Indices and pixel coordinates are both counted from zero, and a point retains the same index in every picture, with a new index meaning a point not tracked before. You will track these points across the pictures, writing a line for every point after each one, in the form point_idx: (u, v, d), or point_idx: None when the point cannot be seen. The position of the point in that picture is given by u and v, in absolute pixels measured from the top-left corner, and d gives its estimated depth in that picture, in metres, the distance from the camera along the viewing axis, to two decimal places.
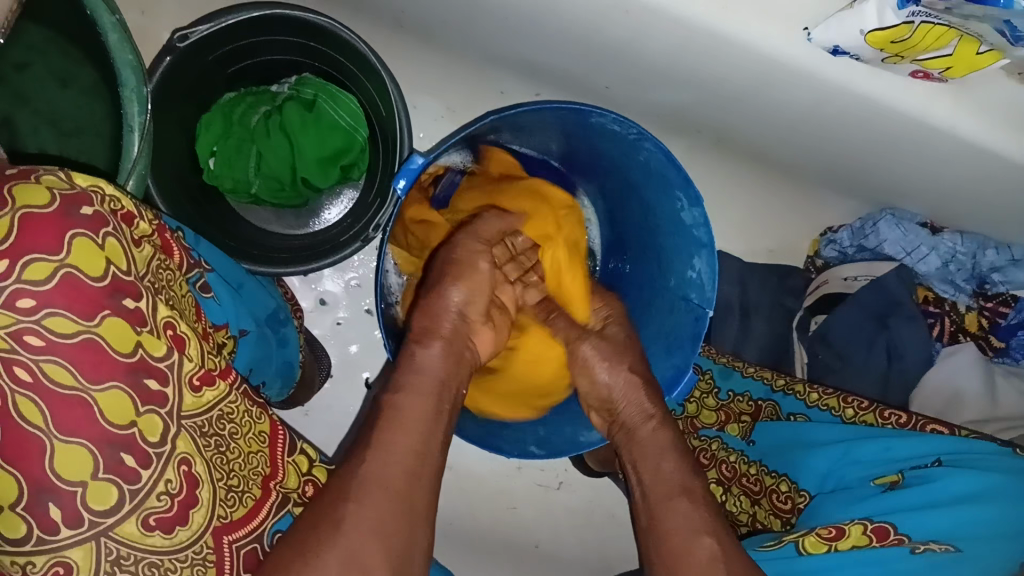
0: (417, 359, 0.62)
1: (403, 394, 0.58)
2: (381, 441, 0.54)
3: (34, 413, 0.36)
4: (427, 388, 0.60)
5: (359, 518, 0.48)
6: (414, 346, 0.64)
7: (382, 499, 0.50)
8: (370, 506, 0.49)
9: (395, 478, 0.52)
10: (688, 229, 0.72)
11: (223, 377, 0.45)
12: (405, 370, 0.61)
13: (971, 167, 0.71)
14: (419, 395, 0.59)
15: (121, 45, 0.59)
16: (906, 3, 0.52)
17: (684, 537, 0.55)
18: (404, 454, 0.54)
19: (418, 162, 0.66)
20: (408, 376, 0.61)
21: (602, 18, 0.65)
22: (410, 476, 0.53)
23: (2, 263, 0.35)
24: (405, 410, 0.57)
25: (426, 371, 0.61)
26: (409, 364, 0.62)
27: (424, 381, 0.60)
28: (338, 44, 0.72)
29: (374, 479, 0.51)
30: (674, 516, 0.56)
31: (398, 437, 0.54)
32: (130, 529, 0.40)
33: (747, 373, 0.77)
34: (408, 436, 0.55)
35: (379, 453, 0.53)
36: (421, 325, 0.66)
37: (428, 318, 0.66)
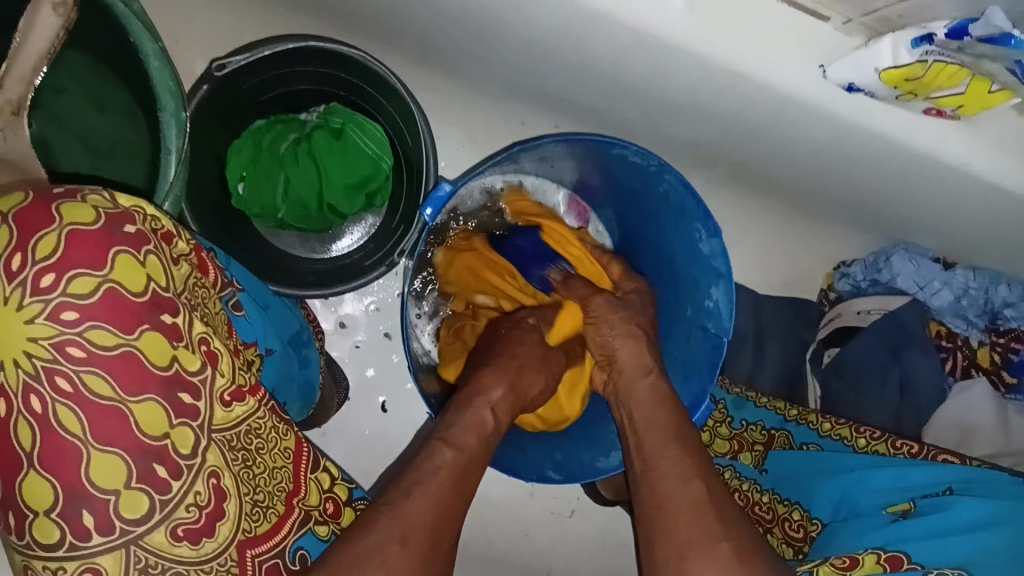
0: (480, 421, 0.62)
1: (463, 451, 0.58)
2: (427, 492, 0.53)
3: (72, 421, 0.38)
4: (474, 447, 0.60)
5: (402, 561, 0.48)
6: (482, 406, 0.63)
7: (424, 544, 0.50)
8: (414, 550, 0.49)
9: (435, 527, 0.52)
10: (705, 259, 0.73)
11: (252, 394, 0.47)
12: (462, 417, 0.62)
13: (982, 204, 0.73)
14: (473, 447, 0.60)
15: (161, 71, 0.61)
16: (920, 43, 0.54)
17: (673, 484, 0.57)
18: (446, 505, 0.54)
19: (445, 189, 0.69)
20: (463, 425, 0.61)
21: (622, 53, 0.67)
22: (450, 529, 0.53)
23: (48, 277, 0.37)
24: (463, 470, 0.57)
25: (483, 433, 0.61)
26: (473, 423, 0.62)
27: (483, 443, 0.61)
28: (368, 75, 0.74)
29: (418, 524, 0.51)
30: (672, 467, 0.58)
31: (445, 491, 0.54)
32: (158, 539, 0.41)
33: (760, 403, 0.79)
34: (458, 495, 0.55)
35: (419, 500, 0.53)
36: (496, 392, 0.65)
37: (497, 381, 0.66)
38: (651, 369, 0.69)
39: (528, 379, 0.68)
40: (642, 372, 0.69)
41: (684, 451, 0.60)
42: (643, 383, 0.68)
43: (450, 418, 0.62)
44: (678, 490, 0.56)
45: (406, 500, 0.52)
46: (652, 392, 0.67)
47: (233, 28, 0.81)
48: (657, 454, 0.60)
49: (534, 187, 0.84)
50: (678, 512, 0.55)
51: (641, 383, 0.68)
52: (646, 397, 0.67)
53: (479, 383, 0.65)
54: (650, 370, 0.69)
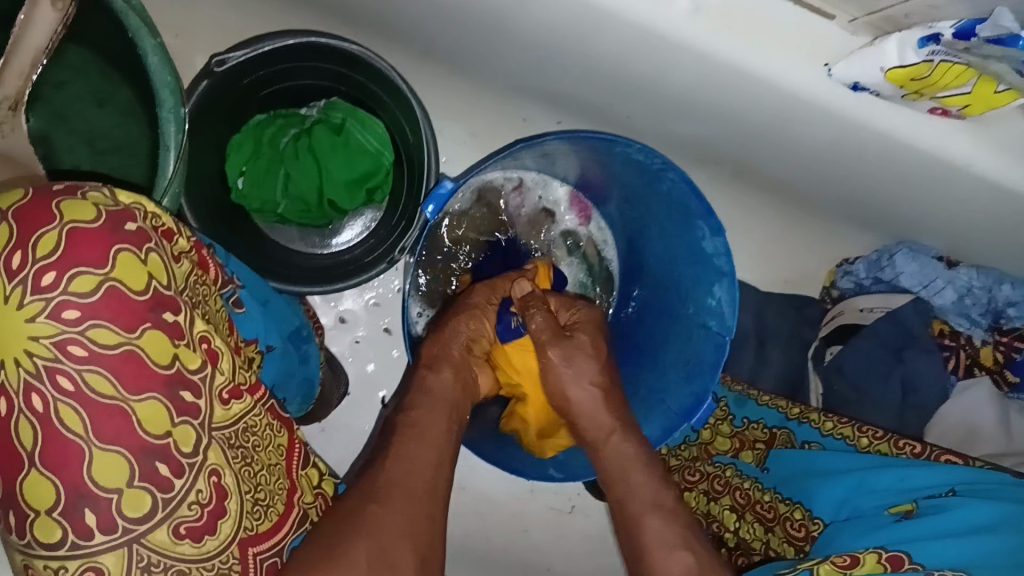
0: (427, 381, 0.66)
1: (417, 413, 0.62)
2: (398, 454, 0.57)
3: (74, 420, 0.37)
4: (430, 406, 0.63)
5: (380, 516, 0.51)
6: (426, 371, 0.67)
7: (402, 501, 0.53)
8: (393, 507, 0.52)
9: (408, 483, 0.55)
10: (708, 258, 0.73)
11: (250, 393, 0.47)
12: (416, 391, 0.65)
13: (987, 204, 0.72)
14: (428, 411, 0.63)
15: (161, 67, 0.61)
16: (927, 42, 0.53)
17: (659, 553, 0.57)
18: (414, 463, 0.57)
19: (447, 186, 0.68)
20: (418, 396, 0.64)
21: (627, 50, 0.66)
22: (428, 485, 0.56)
23: (49, 275, 0.37)
24: (421, 428, 0.60)
25: (435, 392, 0.65)
26: (419, 387, 0.65)
27: (435, 402, 0.64)
28: (371, 71, 0.73)
29: (394, 485, 0.54)
30: (659, 535, 0.58)
31: (411, 450, 0.58)
32: (161, 538, 0.40)
33: (761, 402, 0.79)
34: (422, 449, 0.58)
35: (394, 465, 0.56)
36: (433, 352, 0.69)
37: (439, 347, 0.69)
38: (615, 428, 0.66)
39: (453, 328, 0.71)
40: (606, 432, 0.66)
41: (665, 517, 0.59)
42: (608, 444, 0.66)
43: (408, 391, 0.66)
44: (664, 563, 0.56)
45: (383, 469, 0.56)
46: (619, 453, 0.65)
47: (235, 22, 0.81)
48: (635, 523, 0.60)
49: (535, 184, 0.85)
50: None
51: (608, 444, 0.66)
52: (612, 455, 0.65)
53: (423, 355, 0.69)
54: (613, 428, 0.66)
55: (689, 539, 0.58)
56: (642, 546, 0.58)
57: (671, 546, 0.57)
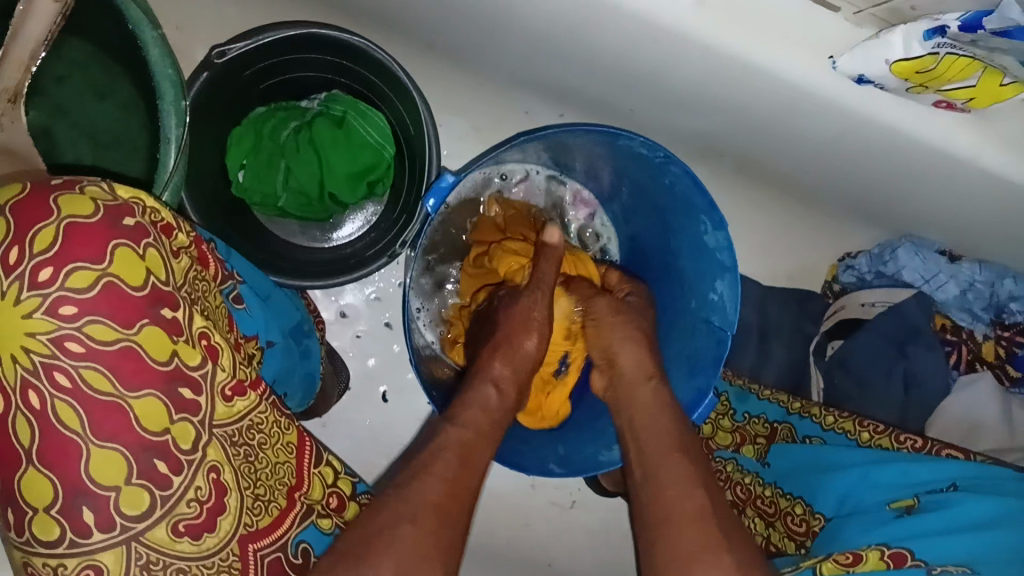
0: (488, 400, 0.64)
1: (471, 434, 0.60)
2: (439, 471, 0.55)
3: (71, 418, 0.37)
4: (483, 426, 0.62)
5: (412, 540, 0.49)
6: (490, 389, 0.65)
7: (438, 524, 0.51)
8: (428, 531, 0.51)
9: (450, 500, 0.54)
10: (710, 253, 0.73)
11: (254, 388, 0.46)
12: (469, 405, 0.63)
13: (992, 197, 0.72)
14: (477, 432, 0.61)
15: (161, 59, 0.60)
16: (933, 35, 0.53)
17: (677, 489, 0.57)
18: (457, 485, 0.55)
19: (448, 179, 0.68)
20: (468, 413, 0.62)
21: (632, 43, 0.66)
22: (467, 508, 0.55)
23: (46, 271, 0.37)
24: (477, 453, 0.59)
25: (489, 412, 0.64)
26: (479, 402, 0.64)
27: (489, 424, 0.63)
28: (373, 64, 0.73)
29: (428, 504, 0.52)
30: (672, 474, 0.58)
31: (459, 472, 0.56)
32: (159, 535, 0.40)
33: (763, 396, 0.79)
34: (472, 473, 0.57)
35: (430, 478, 0.54)
36: (502, 371, 0.67)
37: (510, 366, 0.68)
38: (652, 375, 0.68)
39: (526, 343, 0.69)
40: (643, 377, 0.68)
41: (690, 459, 0.59)
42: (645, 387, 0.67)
43: (461, 401, 0.64)
44: (680, 499, 0.56)
45: (416, 482, 0.54)
46: (654, 397, 0.66)
47: (234, 15, 0.80)
48: (658, 463, 0.59)
49: (533, 184, 0.84)
50: (678, 528, 0.54)
51: (641, 388, 0.67)
52: (647, 399, 0.66)
53: (491, 369, 0.67)
54: (652, 375, 0.68)
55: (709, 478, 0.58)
56: (658, 485, 0.58)
57: (689, 483, 0.57)
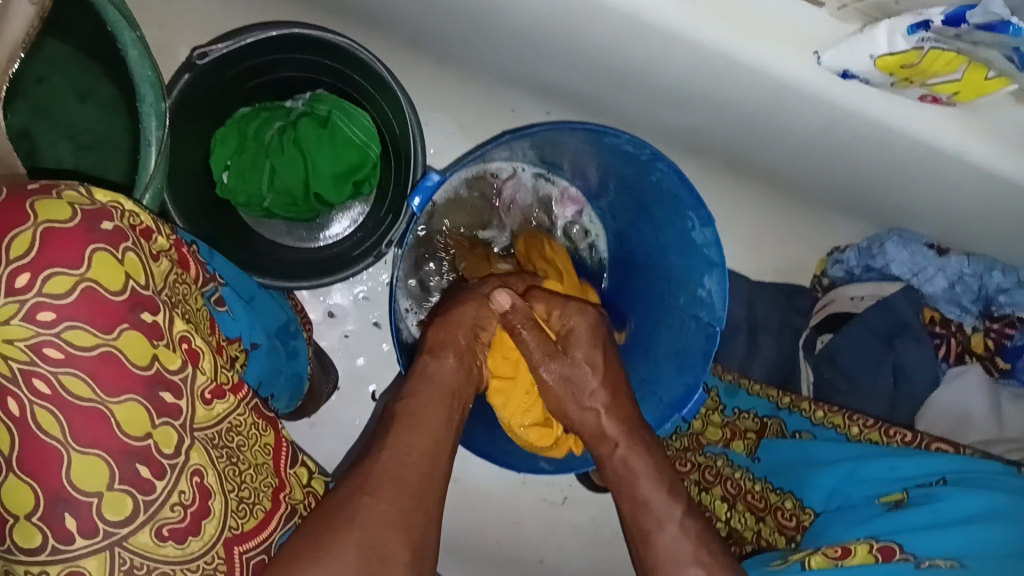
0: (428, 368, 0.65)
1: (416, 401, 0.61)
2: (392, 444, 0.56)
3: (51, 423, 0.37)
4: (429, 394, 0.62)
5: (370, 510, 0.50)
6: (428, 357, 0.66)
7: (396, 492, 0.52)
8: (385, 500, 0.51)
9: (409, 473, 0.54)
10: (698, 249, 0.73)
11: (234, 392, 0.46)
12: (418, 377, 0.64)
13: (979, 190, 0.72)
14: (427, 398, 0.62)
15: (139, 60, 0.60)
16: (916, 29, 0.52)
17: (675, 569, 0.57)
18: (412, 454, 0.56)
19: (434, 179, 0.68)
20: (417, 382, 0.64)
21: (617, 39, 0.65)
22: (423, 472, 0.55)
23: (23, 276, 0.36)
24: (423, 415, 0.60)
25: (434, 378, 0.64)
26: (421, 372, 0.65)
27: (437, 388, 0.63)
28: (357, 64, 0.73)
29: (386, 475, 0.53)
30: (676, 549, 0.57)
31: (410, 441, 0.57)
32: (143, 540, 0.40)
33: (753, 391, 0.79)
34: (421, 437, 0.58)
35: (387, 452, 0.55)
36: (438, 339, 0.68)
37: (446, 330, 0.68)
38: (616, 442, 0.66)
39: (461, 313, 0.70)
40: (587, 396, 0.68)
41: (677, 531, 0.58)
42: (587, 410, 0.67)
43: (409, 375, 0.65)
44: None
45: (375, 459, 0.55)
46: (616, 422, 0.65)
47: (218, 14, 0.80)
48: (655, 528, 0.59)
49: (522, 181, 0.84)
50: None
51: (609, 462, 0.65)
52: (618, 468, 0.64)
53: (428, 340, 0.68)
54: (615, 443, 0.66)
55: (701, 551, 0.57)
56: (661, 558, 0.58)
57: (684, 561, 0.56)
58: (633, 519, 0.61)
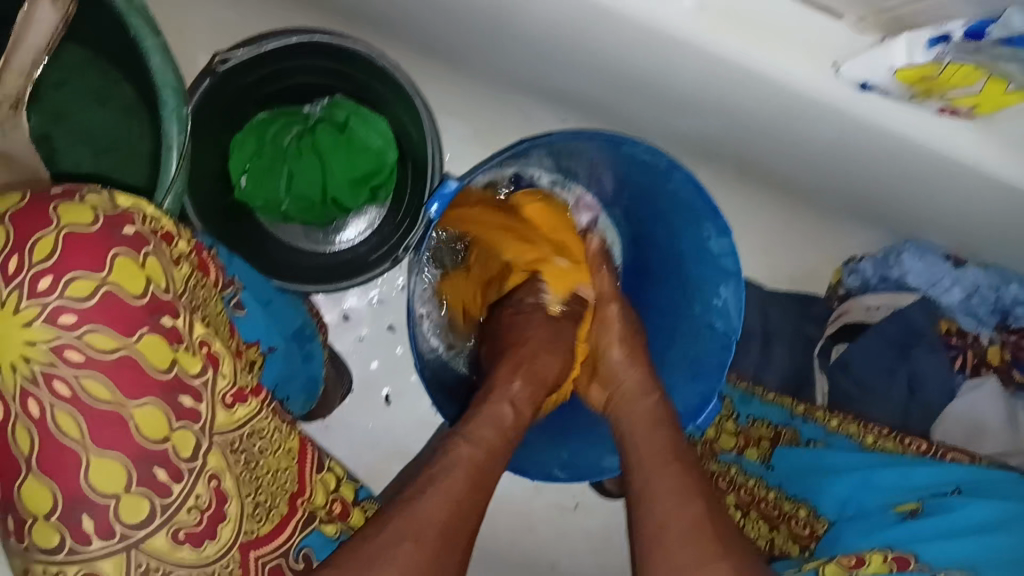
0: (503, 415, 0.65)
1: (490, 451, 0.61)
2: (443, 488, 0.55)
3: (71, 426, 0.37)
4: (496, 442, 0.62)
5: (412, 560, 0.49)
6: (505, 401, 0.67)
7: (438, 543, 0.51)
8: (427, 550, 0.50)
9: (454, 524, 0.53)
10: (714, 259, 0.73)
11: (255, 395, 0.46)
12: (486, 416, 0.64)
13: (996, 202, 0.72)
14: (492, 449, 0.62)
15: (163, 66, 0.60)
16: (935, 44, 0.52)
17: (667, 498, 0.57)
18: (464, 505, 0.55)
19: (451, 185, 0.68)
20: (484, 423, 0.63)
21: (632, 47, 0.65)
22: (471, 529, 0.55)
23: (45, 280, 0.37)
24: (489, 469, 0.60)
25: (503, 427, 0.64)
26: (491, 414, 0.65)
27: (502, 437, 0.63)
28: (375, 70, 0.73)
29: (432, 525, 0.52)
30: (668, 482, 0.58)
31: (465, 489, 0.56)
32: (159, 544, 0.40)
33: (767, 399, 0.80)
34: (480, 488, 0.58)
35: (436, 500, 0.54)
36: (517, 389, 0.68)
37: (528, 386, 0.69)
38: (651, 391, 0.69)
39: (543, 366, 0.73)
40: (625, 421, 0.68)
41: (680, 469, 0.59)
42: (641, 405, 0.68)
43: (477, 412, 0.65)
44: (672, 509, 0.56)
45: (420, 501, 0.53)
46: (631, 428, 0.65)
47: (236, 19, 0.80)
48: (656, 469, 0.59)
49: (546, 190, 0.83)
50: (672, 534, 0.54)
51: (641, 403, 0.68)
52: (645, 416, 0.66)
53: (508, 384, 0.69)
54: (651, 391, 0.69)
55: (695, 488, 0.57)
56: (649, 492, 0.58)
57: (681, 492, 0.57)
58: (636, 458, 0.62)
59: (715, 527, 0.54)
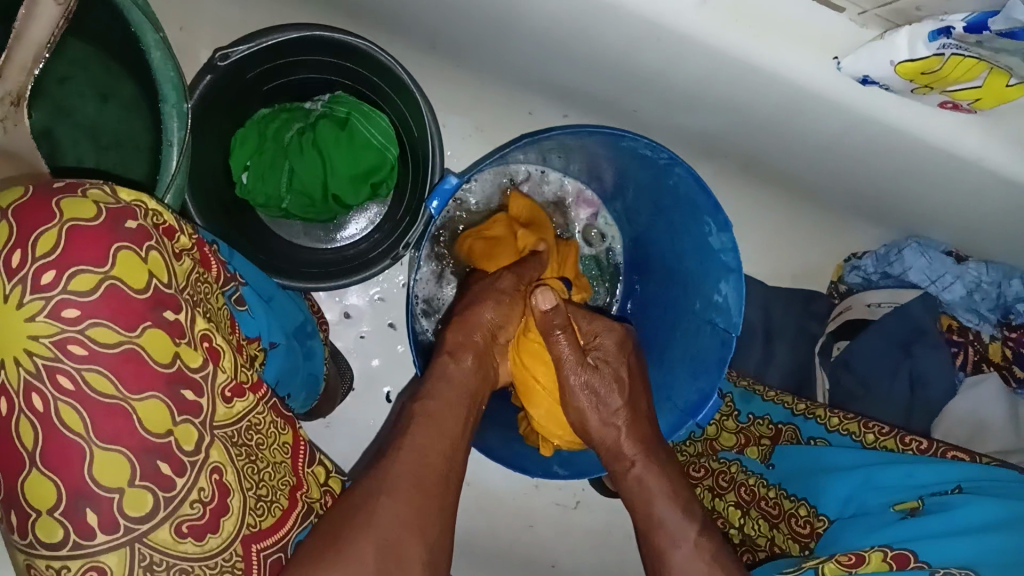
0: (448, 371, 0.64)
1: (437, 402, 0.61)
2: (410, 446, 0.56)
3: (75, 420, 0.37)
4: (449, 396, 0.62)
5: (389, 512, 0.50)
6: (447, 358, 0.65)
7: (414, 494, 0.52)
8: (403, 501, 0.52)
9: (424, 475, 0.54)
10: (715, 254, 0.73)
11: (253, 390, 0.46)
12: (431, 377, 0.64)
13: (998, 197, 0.72)
14: (445, 401, 0.61)
15: (163, 62, 0.60)
16: (937, 37, 0.52)
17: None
18: (431, 458, 0.56)
19: (451, 182, 0.68)
20: (435, 381, 0.63)
21: (634, 42, 0.65)
22: (440, 475, 0.55)
23: (49, 274, 0.37)
24: (442, 420, 0.59)
25: (453, 381, 0.64)
26: (438, 373, 0.64)
27: (451, 390, 0.63)
28: (375, 66, 0.73)
29: (406, 477, 0.53)
30: (692, 565, 0.58)
31: (428, 443, 0.57)
32: (163, 536, 0.40)
33: (767, 397, 0.79)
34: (441, 441, 0.58)
35: (405, 454, 0.55)
36: (456, 339, 0.67)
37: (464, 332, 0.67)
38: (635, 458, 0.66)
39: (479, 313, 0.69)
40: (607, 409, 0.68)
41: (693, 548, 0.59)
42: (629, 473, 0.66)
43: (426, 375, 0.64)
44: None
45: (394, 461, 0.54)
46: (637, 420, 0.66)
47: (239, 16, 0.81)
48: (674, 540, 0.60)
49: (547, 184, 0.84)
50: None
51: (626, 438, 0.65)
52: (639, 485, 0.65)
53: (444, 341, 0.67)
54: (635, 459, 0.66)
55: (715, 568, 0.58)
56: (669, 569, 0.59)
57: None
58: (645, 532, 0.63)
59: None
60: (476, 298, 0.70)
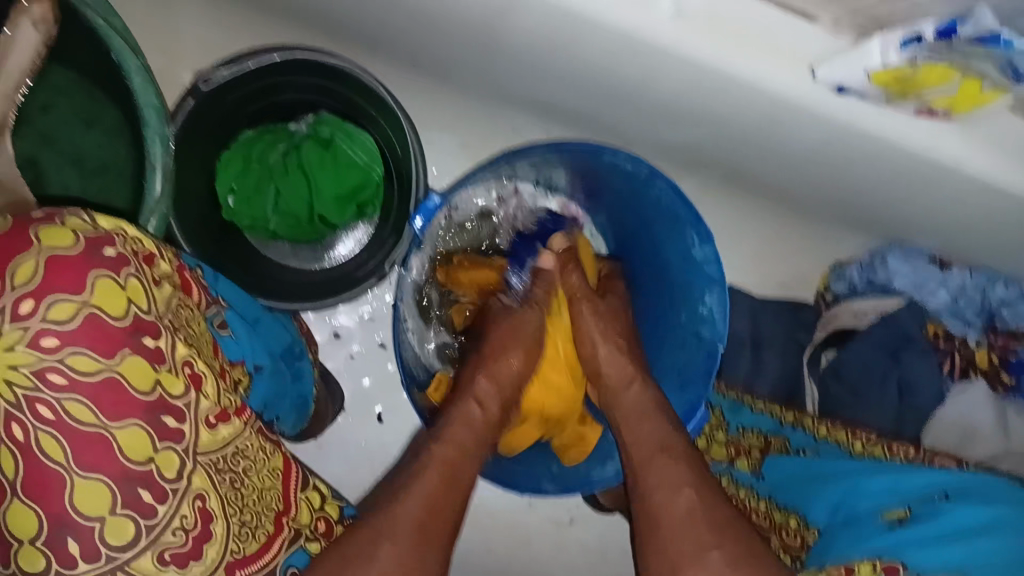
0: (472, 416, 0.67)
1: (454, 446, 0.63)
2: (422, 490, 0.57)
3: (54, 448, 0.37)
4: (467, 442, 0.64)
5: (390, 557, 0.50)
6: (472, 404, 0.68)
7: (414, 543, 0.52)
8: (403, 548, 0.51)
9: (429, 524, 0.55)
10: (699, 266, 0.73)
11: (237, 416, 0.47)
12: (456, 421, 0.66)
13: (977, 202, 0.72)
14: (463, 448, 0.63)
15: (145, 88, 0.64)
16: (909, 43, 0.53)
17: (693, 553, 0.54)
18: (439, 503, 0.57)
19: (434, 201, 0.69)
20: (457, 427, 0.65)
21: (611, 58, 0.66)
22: (444, 524, 0.56)
23: (27, 303, 0.37)
24: (454, 464, 0.61)
25: (473, 427, 0.66)
26: (464, 417, 0.66)
27: (473, 437, 0.65)
28: (356, 86, 0.74)
29: (407, 522, 0.53)
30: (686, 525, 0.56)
31: (437, 488, 0.58)
32: (144, 565, 0.40)
33: (755, 409, 0.81)
34: (452, 492, 0.59)
35: (412, 498, 0.56)
36: (484, 387, 0.70)
37: (491, 380, 0.71)
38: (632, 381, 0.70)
39: (510, 360, 0.73)
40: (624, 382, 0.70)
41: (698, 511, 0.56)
42: (626, 395, 0.69)
43: (447, 417, 0.67)
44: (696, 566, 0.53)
45: (400, 504, 0.55)
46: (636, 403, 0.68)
47: (222, 40, 0.81)
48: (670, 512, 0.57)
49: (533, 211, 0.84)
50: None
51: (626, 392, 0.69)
52: (633, 405, 0.68)
53: (476, 386, 0.70)
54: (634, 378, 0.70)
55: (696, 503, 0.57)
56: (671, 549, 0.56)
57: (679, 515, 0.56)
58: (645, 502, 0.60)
59: (708, 515, 0.56)
60: (503, 342, 0.74)
